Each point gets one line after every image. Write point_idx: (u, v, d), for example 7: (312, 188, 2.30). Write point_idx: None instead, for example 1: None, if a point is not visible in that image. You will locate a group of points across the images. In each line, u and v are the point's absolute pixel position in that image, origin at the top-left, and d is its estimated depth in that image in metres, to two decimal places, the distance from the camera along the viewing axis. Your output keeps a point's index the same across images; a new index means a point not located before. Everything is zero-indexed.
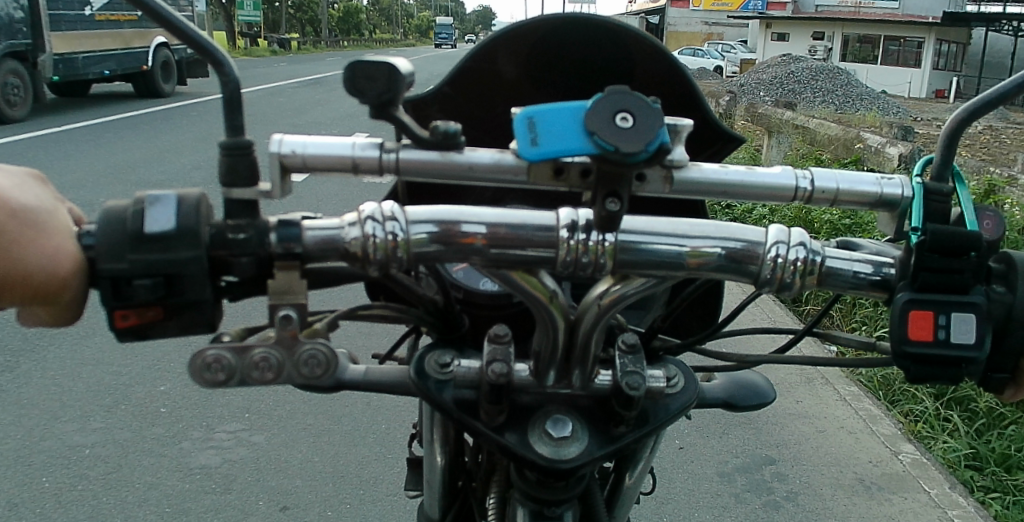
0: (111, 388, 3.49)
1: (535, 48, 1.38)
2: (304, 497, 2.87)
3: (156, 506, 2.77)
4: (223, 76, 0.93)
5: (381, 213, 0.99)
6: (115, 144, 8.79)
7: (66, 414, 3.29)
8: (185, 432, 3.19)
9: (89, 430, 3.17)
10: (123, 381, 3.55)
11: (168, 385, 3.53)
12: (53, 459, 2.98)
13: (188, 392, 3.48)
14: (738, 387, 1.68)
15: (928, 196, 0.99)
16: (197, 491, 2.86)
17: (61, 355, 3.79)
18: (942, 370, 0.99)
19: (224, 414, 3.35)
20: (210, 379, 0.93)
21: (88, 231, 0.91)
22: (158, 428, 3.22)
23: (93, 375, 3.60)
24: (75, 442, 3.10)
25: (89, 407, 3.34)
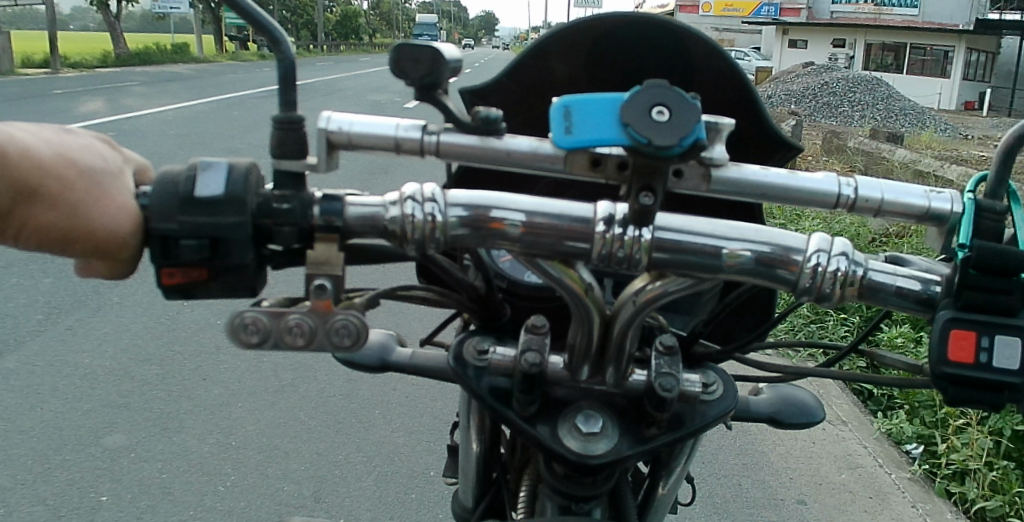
0: (169, 364, 3.68)
1: (594, 46, 1.39)
2: (341, 473, 2.97)
3: (200, 474, 2.91)
4: (280, 54, 0.97)
5: (421, 194, 1.02)
6: (187, 137, 9.24)
7: (137, 384, 3.49)
8: (235, 409, 3.34)
9: (155, 403, 3.35)
10: (192, 360, 3.74)
11: (225, 364, 3.70)
12: (119, 428, 3.16)
13: (248, 373, 3.64)
14: (785, 403, 1.65)
15: (980, 213, 0.95)
16: (241, 462, 2.99)
17: (138, 330, 4.02)
18: (982, 394, 0.95)
19: (274, 392, 3.48)
20: (246, 339, 0.97)
21: (146, 192, 0.96)
22: (210, 402, 3.38)
23: (163, 352, 3.80)
24: (130, 411, 3.28)
25: (155, 381, 3.54)
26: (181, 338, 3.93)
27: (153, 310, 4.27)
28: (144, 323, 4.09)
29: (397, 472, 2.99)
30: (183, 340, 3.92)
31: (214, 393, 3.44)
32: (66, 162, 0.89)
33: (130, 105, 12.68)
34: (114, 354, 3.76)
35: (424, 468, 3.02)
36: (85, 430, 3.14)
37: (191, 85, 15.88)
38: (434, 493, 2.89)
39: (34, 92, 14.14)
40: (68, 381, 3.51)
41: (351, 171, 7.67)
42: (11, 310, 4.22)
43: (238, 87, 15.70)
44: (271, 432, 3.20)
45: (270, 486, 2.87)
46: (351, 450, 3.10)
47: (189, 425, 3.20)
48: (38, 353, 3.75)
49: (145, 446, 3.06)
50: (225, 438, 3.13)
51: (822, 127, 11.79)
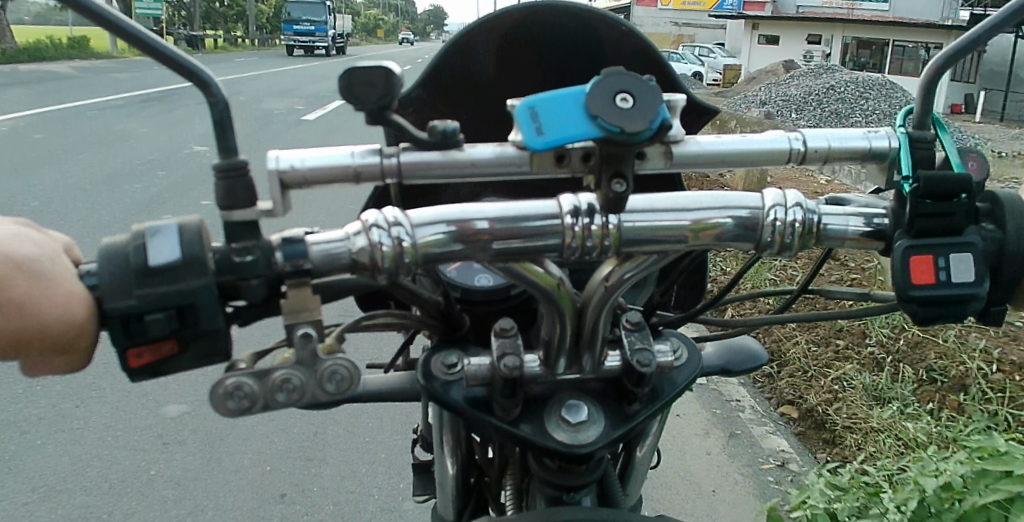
0: (83, 415, 3.44)
1: (506, 39, 1.35)
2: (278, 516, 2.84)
3: None
4: (211, 97, 0.90)
5: (385, 220, 0.98)
6: (68, 143, 8.59)
7: (37, 448, 3.20)
8: (166, 455, 3.16)
9: (62, 467, 3.08)
10: (93, 413, 3.45)
11: (148, 409, 3.50)
12: (23, 502, 2.89)
13: (159, 421, 3.39)
14: (731, 352, 1.66)
15: (913, 145, 1.04)
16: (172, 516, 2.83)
17: (29, 383, 3.68)
18: (948, 309, 1.02)
19: (205, 435, 3.30)
20: (231, 407, 0.91)
21: (91, 270, 0.89)
22: (138, 451, 3.19)
23: (60, 408, 3.49)
24: (52, 470, 3.07)
25: (73, 434, 3.30)
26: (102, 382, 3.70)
27: None
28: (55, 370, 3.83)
29: (338, 510, 2.87)
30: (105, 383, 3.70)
31: (126, 450, 3.19)
32: None
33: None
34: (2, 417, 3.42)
35: (364, 503, 2.91)
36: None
37: (81, 85, 14.53)
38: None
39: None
40: None
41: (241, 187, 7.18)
42: None
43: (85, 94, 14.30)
44: (198, 485, 2.99)
45: None
46: (283, 494, 2.95)
47: (101, 491, 2.95)
48: None
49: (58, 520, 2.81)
50: (147, 499, 2.91)
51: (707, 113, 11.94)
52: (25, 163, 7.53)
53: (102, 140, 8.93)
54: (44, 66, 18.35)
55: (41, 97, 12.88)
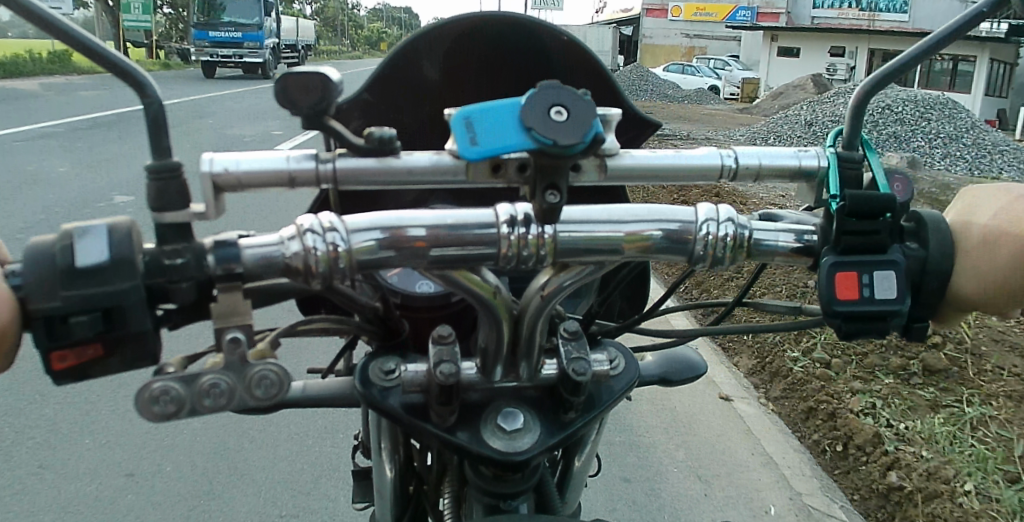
0: (23, 424, 3.35)
1: (453, 47, 1.35)
2: None
3: None
4: (145, 97, 0.90)
5: (321, 225, 0.97)
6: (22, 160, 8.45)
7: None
8: (108, 463, 3.09)
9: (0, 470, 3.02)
10: (34, 422, 3.37)
11: (91, 417, 3.42)
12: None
13: (106, 428, 3.32)
14: (671, 362, 1.68)
15: (841, 164, 1.07)
16: None
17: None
18: (870, 325, 1.05)
19: (150, 440, 3.24)
20: (158, 412, 0.90)
21: (16, 270, 0.87)
22: (78, 460, 3.12)
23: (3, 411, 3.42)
24: None
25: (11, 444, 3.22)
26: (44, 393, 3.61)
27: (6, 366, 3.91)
28: None
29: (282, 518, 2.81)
30: (46, 393, 3.62)
31: (70, 455, 3.13)
32: None
33: None
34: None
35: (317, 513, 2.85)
36: None
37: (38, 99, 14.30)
38: None
39: None
40: None
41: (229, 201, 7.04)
42: None
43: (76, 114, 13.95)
44: (138, 493, 2.92)
45: None
46: (227, 502, 2.88)
47: (37, 495, 2.88)
48: None
49: None
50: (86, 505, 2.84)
51: (715, 142, 11.77)
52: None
53: (59, 159, 8.80)
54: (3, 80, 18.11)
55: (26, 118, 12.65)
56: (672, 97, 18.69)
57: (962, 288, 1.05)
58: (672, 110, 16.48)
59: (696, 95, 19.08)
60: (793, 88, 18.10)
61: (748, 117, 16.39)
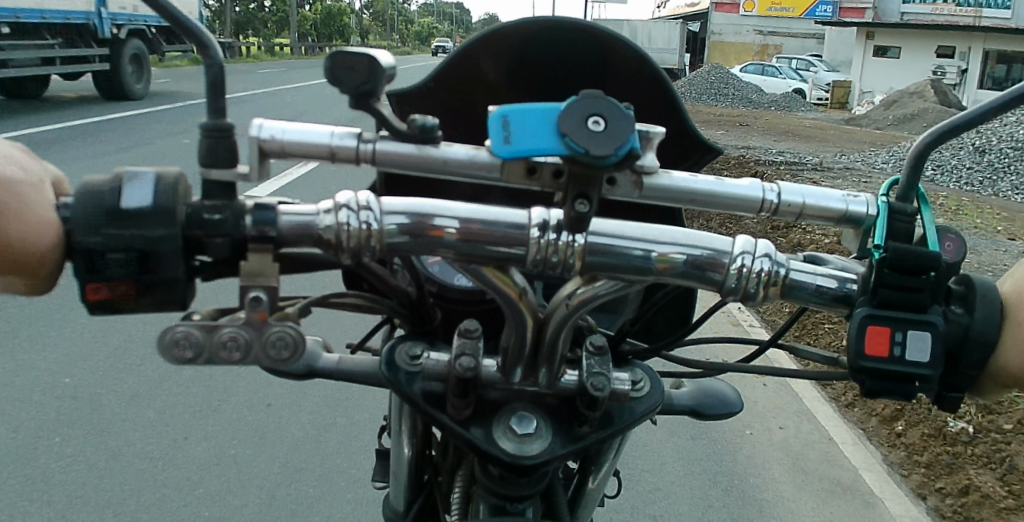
0: (95, 367, 3.57)
1: (523, 49, 1.37)
2: (257, 479, 2.87)
3: (114, 478, 2.81)
4: (208, 59, 0.95)
5: (356, 203, 1.01)
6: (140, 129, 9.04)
7: (43, 394, 3.33)
8: (163, 412, 3.25)
9: (59, 412, 3.20)
10: (105, 367, 3.58)
11: (156, 367, 3.61)
12: (17, 439, 3.00)
13: (163, 384, 3.48)
14: (705, 395, 1.64)
15: (892, 215, 1.03)
16: (156, 466, 2.90)
17: (46, 339, 3.84)
18: (897, 385, 1.02)
19: (205, 396, 3.39)
20: (178, 355, 0.95)
21: (67, 204, 0.94)
22: (137, 405, 3.29)
23: (70, 361, 3.63)
24: (56, 412, 3.20)
25: (81, 384, 3.43)
26: (119, 341, 3.84)
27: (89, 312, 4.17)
28: (78, 326, 3.98)
29: (318, 482, 2.87)
30: (121, 341, 3.84)
31: (125, 403, 3.29)
32: None
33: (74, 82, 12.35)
34: (12, 365, 3.58)
35: (349, 479, 2.90)
36: None
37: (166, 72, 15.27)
38: (369, 500, 2.80)
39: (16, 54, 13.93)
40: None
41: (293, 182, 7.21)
42: None
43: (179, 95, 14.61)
44: (188, 442, 3.06)
45: (186, 492, 2.77)
46: (270, 460, 2.97)
47: (96, 434, 3.06)
48: None
49: (47, 457, 2.90)
50: (135, 449, 2.98)
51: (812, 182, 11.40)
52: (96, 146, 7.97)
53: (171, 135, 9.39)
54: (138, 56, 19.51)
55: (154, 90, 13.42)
56: (756, 100, 17.82)
57: (1006, 362, 1.00)
58: (762, 120, 15.67)
59: (786, 100, 18.11)
60: (904, 95, 16.87)
61: (849, 127, 15.39)
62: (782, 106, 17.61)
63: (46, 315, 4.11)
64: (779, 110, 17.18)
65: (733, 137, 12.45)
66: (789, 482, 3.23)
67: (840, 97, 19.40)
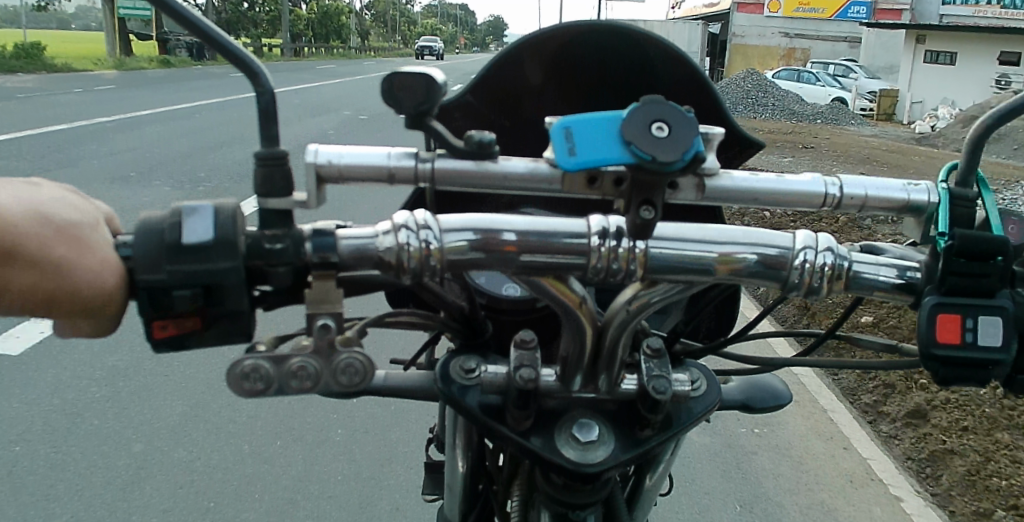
0: (120, 390, 3.55)
1: (560, 55, 1.36)
2: (291, 502, 2.86)
3: (148, 506, 2.80)
4: (258, 86, 0.94)
5: (415, 222, 1.00)
6: (139, 145, 8.99)
7: (72, 417, 3.33)
8: (191, 433, 3.23)
9: (88, 435, 3.19)
10: (129, 390, 3.56)
11: (181, 387, 3.59)
12: (48, 465, 2.99)
13: (190, 402, 3.46)
14: (755, 389, 1.63)
15: (954, 201, 1.02)
16: (188, 493, 2.88)
17: (71, 360, 3.83)
18: (970, 372, 1.01)
19: (232, 417, 3.37)
20: (249, 388, 0.94)
21: (126, 241, 0.93)
22: (164, 427, 3.27)
23: (96, 382, 3.62)
24: (83, 438, 3.18)
25: (106, 408, 3.40)
26: (141, 361, 3.82)
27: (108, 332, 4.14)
28: (98, 347, 3.96)
29: (352, 506, 2.86)
30: (143, 362, 3.82)
31: (155, 424, 3.29)
32: (41, 217, 0.85)
33: (68, 101, 12.28)
34: (38, 387, 3.57)
35: (384, 503, 2.88)
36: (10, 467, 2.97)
37: (159, 88, 15.20)
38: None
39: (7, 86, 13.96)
40: (21, 408, 3.38)
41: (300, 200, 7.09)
42: None
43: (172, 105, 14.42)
44: (218, 465, 3.04)
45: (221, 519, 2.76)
46: (303, 483, 2.96)
47: (126, 460, 3.04)
48: None
49: (79, 486, 2.88)
50: (167, 473, 2.98)
51: (814, 160, 11.32)
52: (98, 163, 7.91)
53: (170, 142, 9.31)
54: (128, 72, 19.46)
55: (148, 101, 13.35)
56: (799, 112, 16.36)
57: None
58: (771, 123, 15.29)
59: (833, 111, 16.62)
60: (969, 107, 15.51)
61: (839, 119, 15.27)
62: (818, 120, 16.02)
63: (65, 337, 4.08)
64: (831, 123, 15.83)
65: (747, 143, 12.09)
66: (817, 472, 3.22)
67: (886, 109, 17.75)
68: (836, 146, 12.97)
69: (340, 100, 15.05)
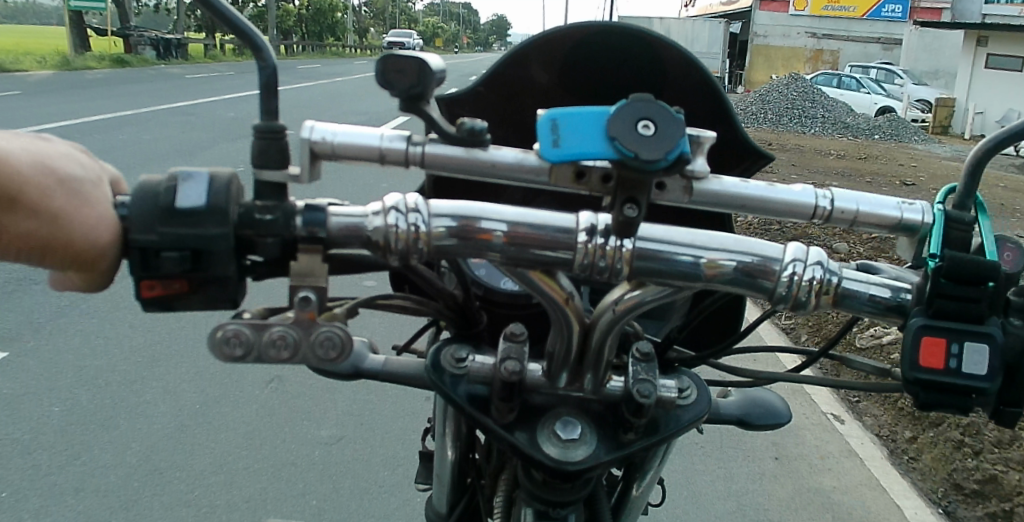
0: (142, 363, 3.64)
1: (572, 56, 1.38)
2: (294, 480, 2.89)
3: (155, 475, 2.86)
4: (262, 62, 0.98)
5: (405, 205, 1.01)
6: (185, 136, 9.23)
7: (93, 385, 3.43)
8: (205, 408, 3.30)
9: (107, 404, 3.29)
10: (151, 364, 3.65)
11: (200, 364, 3.67)
12: (67, 431, 3.09)
13: (207, 379, 3.53)
14: (752, 405, 1.62)
15: (949, 224, 1.00)
16: (195, 464, 2.93)
17: (97, 331, 3.95)
18: (952, 398, 0.99)
19: (246, 395, 3.44)
20: (228, 353, 0.97)
21: (124, 201, 0.96)
22: (180, 401, 3.35)
23: (119, 353, 3.73)
24: (102, 406, 3.27)
25: (127, 379, 3.50)
26: (165, 338, 3.91)
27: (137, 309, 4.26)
28: (127, 321, 4.08)
29: (351, 488, 2.87)
30: (166, 338, 3.91)
31: (171, 396, 3.37)
32: (45, 169, 0.89)
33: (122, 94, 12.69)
34: (65, 356, 3.69)
35: (382, 484, 2.89)
36: (29, 429, 3.08)
37: (211, 84, 15.63)
38: (403, 506, 2.79)
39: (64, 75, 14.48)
40: (47, 375, 3.49)
41: (329, 183, 7.17)
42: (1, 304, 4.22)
43: (220, 92, 14.72)
44: (225, 440, 3.09)
45: (224, 492, 2.80)
46: (307, 462, 2.99)
47: (140, 430, 3.12)
48: (20, 347, 3.74)
49: (93, 452, 2.96)
50: (178, 443, 3.05)
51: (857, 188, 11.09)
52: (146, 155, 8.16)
53: (216, 138, 9.57)
54: (183, 66, 20.04)
55: (199, 97, 13.73)
56: (852, 126, 15.86)
57: None
58: (816, 137, 14.88)
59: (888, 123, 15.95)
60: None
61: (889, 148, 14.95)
62: (871, 133, 15.51)
63: (95, 311, 4.21)
64: (894, 140, 15.25)
65: (788, 160, 11.81)
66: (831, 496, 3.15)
67: (943, 119, 16.91)
68: (880, 163, 12.53)
69: (384, 101, 15.26)
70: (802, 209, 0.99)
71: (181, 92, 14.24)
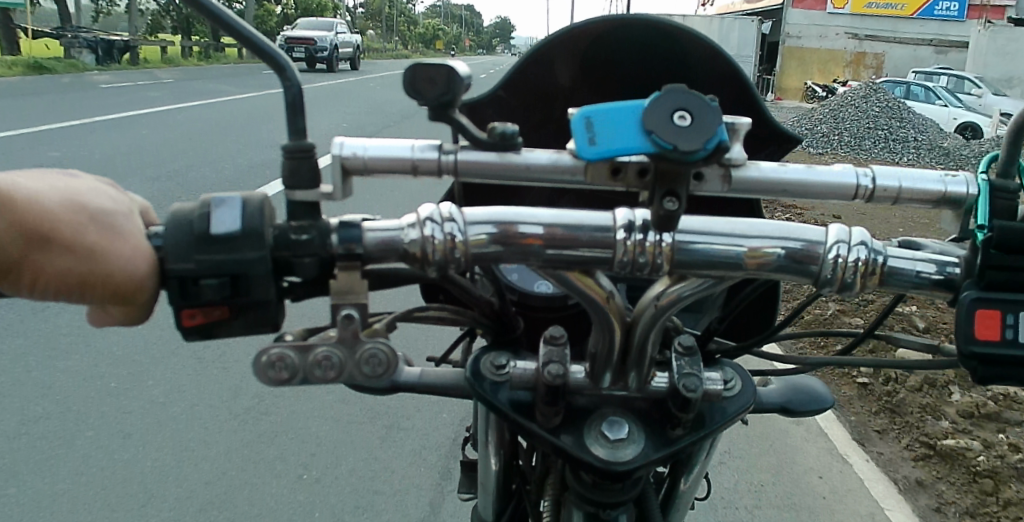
0: (169, 391, 3.64)
1: (592, 52, 1.36)
2: (332, 503, 2.89)
3: (194, 506, 2.85)
4: (286, 80, 0.97)
5: (439, 215, 1.00)
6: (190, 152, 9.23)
7: (122, 416, 3.43)
8: (236, 433, 3.29)
9: (139, 435, 3.28)
10: (178, 391, 3.65)
11: (227, 388, 3.66)
12: (101, 464, 3.08)
13: (236, 404, 3.53)
14: (795, 391, 1.59)
15: (993, 193, 0.99)
16: (232, 493, 2.93)
17: (124, 359, 3.95)
18: (1011, 371, 0.97)
19: (276, 416, 3.43)
20: (274, 377, 0.96)
21: (158, 232, 0.95)
22: (210, 427, 3.34)
23: (147, 381, 3.73)
24: (134, 437, 3.26)
25: (156, 408, 3.50)
26: (189, 364, 3.91)
27: (158, 333, 4.25)
28: (148, 348, 4.08)
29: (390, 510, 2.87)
30: (191, 364, 3.91)
31: (202, 423, 3.38)
32: (76, 206, 0.89)
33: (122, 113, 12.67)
34: (92, 387, 3.68)
35: (420, 506, 2.89)
36: (64, 464, 3.08)
37: (209, 97, 15.62)
38: None
39: (61, 95, 14.45)
40: (76, 408, 3.49)
41: None
42: (22, 335, 4.21)
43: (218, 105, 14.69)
44: (260, 466, 3.09)
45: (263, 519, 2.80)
46: (345, 484, 2.99)
47: (174, 460, 3.11)
48: (45, 380, 3.73)
49: (130, 485, 2.96)
50: (213, 471, 3.06)
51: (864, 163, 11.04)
52: (152, 171, 8.14)
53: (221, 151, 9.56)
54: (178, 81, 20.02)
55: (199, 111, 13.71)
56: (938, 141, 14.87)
57: None
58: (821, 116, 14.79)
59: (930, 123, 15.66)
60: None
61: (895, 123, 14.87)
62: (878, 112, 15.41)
63: (117, 339, 4.21)
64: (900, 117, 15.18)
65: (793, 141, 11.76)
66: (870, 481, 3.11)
67: None
68: None
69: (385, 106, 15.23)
70: (843, 190, 0.98)
71: (179, 105, 14.21)
